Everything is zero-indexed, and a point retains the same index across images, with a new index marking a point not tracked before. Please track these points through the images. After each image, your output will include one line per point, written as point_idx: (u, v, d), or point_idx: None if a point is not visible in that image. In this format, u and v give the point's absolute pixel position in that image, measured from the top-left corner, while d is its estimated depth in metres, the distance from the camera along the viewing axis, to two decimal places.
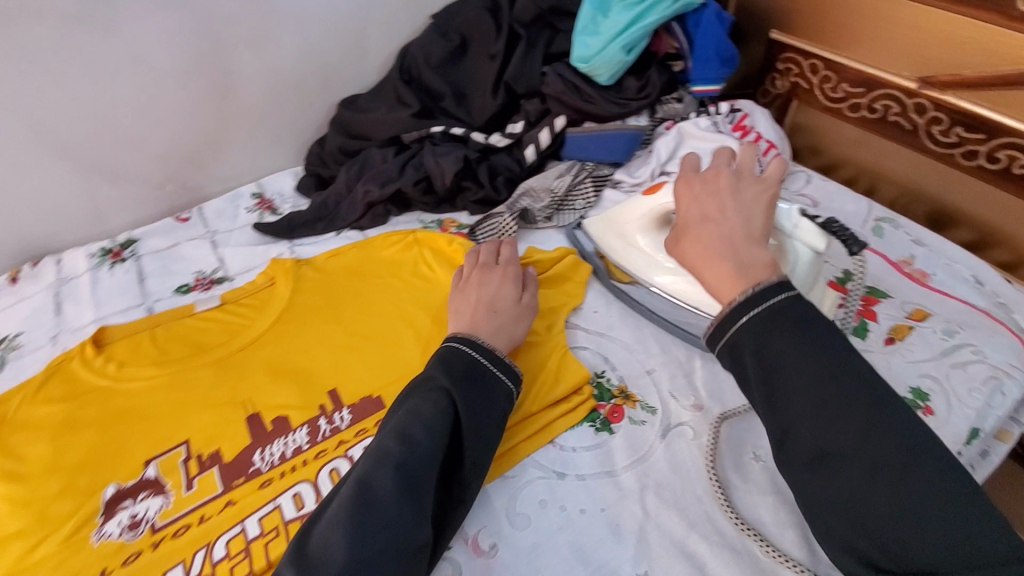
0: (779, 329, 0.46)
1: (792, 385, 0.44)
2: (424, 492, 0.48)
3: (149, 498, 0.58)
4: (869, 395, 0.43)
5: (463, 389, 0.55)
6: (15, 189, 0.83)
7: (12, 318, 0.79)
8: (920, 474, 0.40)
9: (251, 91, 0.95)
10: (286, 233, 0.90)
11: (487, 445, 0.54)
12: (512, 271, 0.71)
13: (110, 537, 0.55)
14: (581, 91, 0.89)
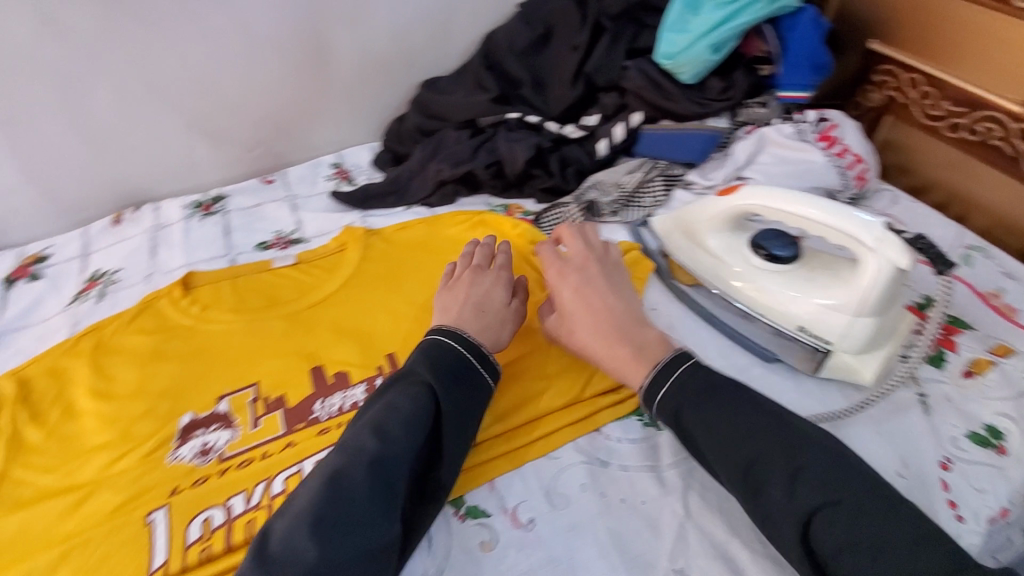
0: (689, 398, 0.54)
1: (715, 449, 0.51)
2: (397, 491, 0.48)
3: (219, 430, 0.62)
4: (781, 444, 0.49)
5: (447, 386, 0.54)
6: (127, 138, 0.91)
7: (113, 255, 0.87)
8: (846, 510, 0.45)
9: (341, 66, 1.00)
10: (360, 203, 0.94)
11: (464, 443, 0.54)
12: (503, 272, 0.69)
13: (182, 459, 0.60)
14: (663, 88, 0.88)
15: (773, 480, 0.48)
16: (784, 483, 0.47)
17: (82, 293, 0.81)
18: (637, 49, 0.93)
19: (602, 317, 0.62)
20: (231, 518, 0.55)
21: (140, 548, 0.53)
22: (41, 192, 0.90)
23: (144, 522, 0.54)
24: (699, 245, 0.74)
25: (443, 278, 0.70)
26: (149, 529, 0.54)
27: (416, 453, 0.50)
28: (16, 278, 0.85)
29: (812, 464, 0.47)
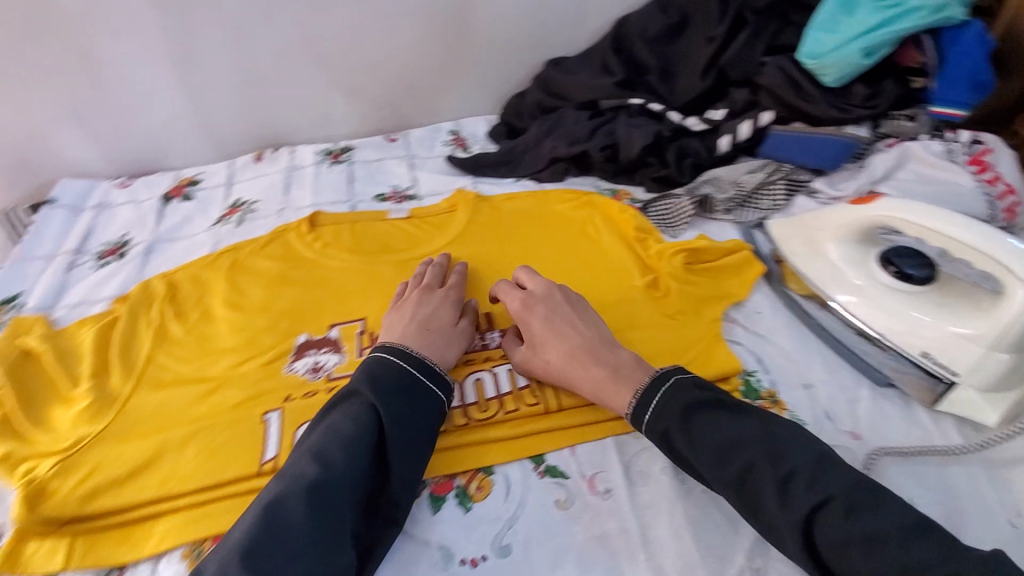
0: (672, 419, 0.53)
1: (707, 467, 0.50)
2: (345, 512, 0.47)
3: (329, 353, 0.68)
4: (766, 449, 0.49)
5: (390, 404, 0.53)
6: (276, 83, 1.00)
7: (253, 187, 0.96)
8: (842, 510, 0.44)
9: (474, 38, 1.04)
10: (473, 169, 0.97)
11: (418, 457, 0.53)
12: (453, 293, 0.68)
13: (296, 372, 0.66)
14: (801, 88, 0.84)
15: (765, 488, 0.47)
16: (775, 491, 0.47)
17: (224, 217, 0.91)
18: (778, 46, 0.89)
19: (578, 340, 0.61)
20: None
21: (256, 440, 0.59)
22: (201, 124, 1.02)
23: (260, 420, 0.61)
24: (818, 253, 0.71)
25: (393, 298, 0.70)
26: (264, 427, 0.60)
27: (362, 475, 0.49)
28: (172, 196, 0.96)
29: (797, 464, 0.47)
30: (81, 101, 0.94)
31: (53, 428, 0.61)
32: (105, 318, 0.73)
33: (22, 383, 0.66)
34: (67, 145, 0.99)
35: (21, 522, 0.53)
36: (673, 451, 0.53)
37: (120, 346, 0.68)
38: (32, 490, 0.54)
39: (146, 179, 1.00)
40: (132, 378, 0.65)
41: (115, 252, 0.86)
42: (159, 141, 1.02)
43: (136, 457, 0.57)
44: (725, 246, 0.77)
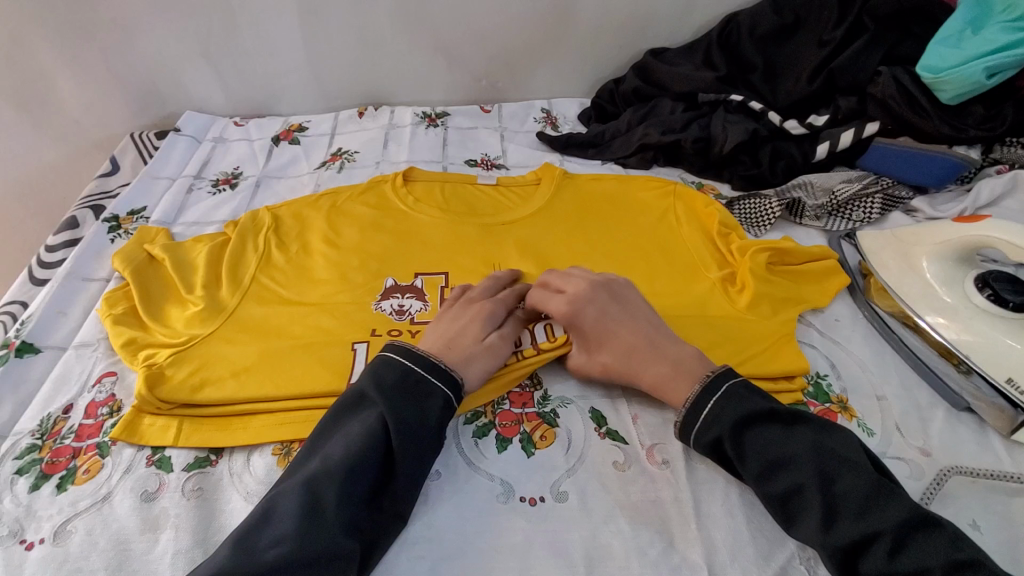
0: (721, 431, 0.53)
1: (751, 478, 0.51)
2: (350, 502, 0.47)
3: (412, 299, 0.73)
4: (816, 475, 0.48)
5: (390, 401, 0.53)
6: (386, 44, 1.06)
7: (354, 138, 1.02)
8: (885, 545, 0.45)
9: (579, 21, 1.06)
10: (562, 147, 0.99)
11: (421, 452, 0.52)
12: (493, 306, 0.64)
13: (383, 311, 0.71)
14: (916, 104, 0.81)
15: (809, 506, 0.48)
16: (819, 515, 0.47)
17: (327, 163, 0.97)
18: (896, 56, 0.86)
19: (626, 337, 0.61)
20: None
21: (345, 364, 0.64)
22: (313, 74, 1.09)
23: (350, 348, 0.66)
24: (911, 268, 0.70)
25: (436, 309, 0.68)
26: (353, 355, 0.65)
27: (365, 467, 0.49)
28: (281, 138, 1.03)
29: (847, 488, 0.47)
30: (212, 40, 1.02)
31: (168, 324, 0.68)
32: (218, 238, 0.80)
33: (148, 282, 0.73)
34: (195, 81, 1.08)
35: (141, 398, 0.60)
36: (721, 457, 0.54)
37: (229, 264, 0.75)
38: (151, 372, 0.61)
39: (258, 120, 1.08)
40: (238, 293, 0.72)
41: (228, 182, 0.94)
42: (274, 86, 1.10)
43: (239, 361, 0.64)
44: (813, 253, 0.76)
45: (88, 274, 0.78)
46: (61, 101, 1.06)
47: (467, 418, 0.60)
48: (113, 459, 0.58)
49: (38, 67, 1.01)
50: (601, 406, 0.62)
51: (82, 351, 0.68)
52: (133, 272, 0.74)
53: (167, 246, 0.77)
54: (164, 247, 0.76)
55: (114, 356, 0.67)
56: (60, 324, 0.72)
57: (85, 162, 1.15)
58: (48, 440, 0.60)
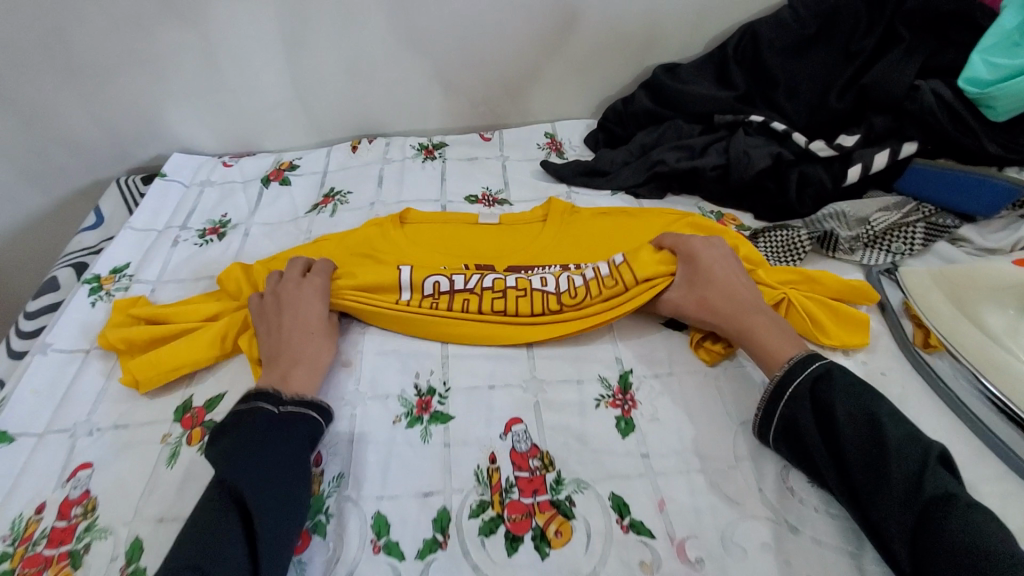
0: (831, 388, 0.55)
1: (842, 426, 0.52)
2: (221, 557, 0.46)
3: (434, 366, 0.67)
4: (910, 451, 0.49)
5: (218, 449, 0.54)
6: (378, 73, 1.00)
7: (347, 176, 0.96)
8: (961, 518, 0.45)
9: (583, 38, 0.99)
10: (568, 178, 0.91)
11: (257, 460, 0.52)
12: (322, 279, 0.69)
13: (402, 380, 0.66)
14: (964, 123, 0.73)
15: (893, 480, 0.48)
16: (906, 480, 0.48)
17: (319, 206, 0.91)
18: (930, 67, 0.77)
19: (721, 287, 0.65)
20: (454, 286, 0.70)
21: (391, 284, 0.70)
22: (303, 108, 1.03)
23: (397, 292, 0.70)
24: (971, 320, 0.62)
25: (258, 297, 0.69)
26: (398, 273, 0.70)
27: (208, 504, 0.49)
28: (271, 179, 0.97)
29: (939, 476, 0.48)
30: (196, 78, 0.98)
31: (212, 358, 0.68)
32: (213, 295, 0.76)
33: (170, 334, 0.70)
34: (180, 122, 1.03)
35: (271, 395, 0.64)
36: (815, 414, 0.54)
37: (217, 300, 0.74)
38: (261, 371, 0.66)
39: (248, 158, 1.03)
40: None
41: (215, 231, 0.89)
42: (263, 122, 1.05)
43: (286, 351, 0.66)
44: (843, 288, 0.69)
45: (65, 346, 0.73)
46: (45, 148, 1.02)
47: (472, 510, 0.54)
48: (85, 572, 0.53)
49: (20, 114, 0.97)
50: (622, 489, 0.55)
51: (59, 438, 0.63)
52: (144, 339, 0.69)
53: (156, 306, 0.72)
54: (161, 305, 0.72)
55: (91, 444, 0.63)
56: (34, 405, 0.67)
57: (73, 207, 1.11)
58: (21, 545, 0.55)
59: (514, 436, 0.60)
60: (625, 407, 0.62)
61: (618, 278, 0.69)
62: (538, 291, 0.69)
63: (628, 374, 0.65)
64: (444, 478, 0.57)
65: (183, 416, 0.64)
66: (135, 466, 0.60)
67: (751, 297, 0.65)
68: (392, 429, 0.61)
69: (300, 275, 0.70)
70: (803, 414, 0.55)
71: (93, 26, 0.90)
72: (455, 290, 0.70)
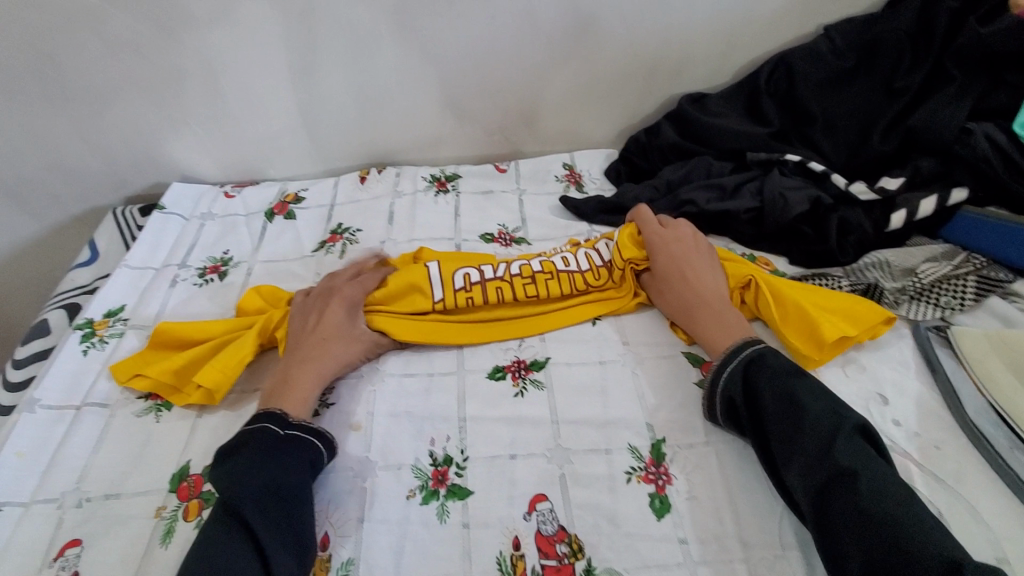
0: (756, 372, 0.58)
1: (765, 407, 0.55)
2: None
3: (450, 432, 0.62)
4: (828, 430, 0.52)
5: (223, 472, 0.53)
6: (388, 101, 0.96)
7: (355, 210, 0.91)
8: (867, 493, 0.48)
9: (605, 66, 0.94)
10: (590, 216, 0.87)
11: (266, 481, 0.52)
12: (354, 289, 0.70)
13: (417, 448, 0.61)
14: (1020, 170, 0.69)
15: (805, 453, 0.52)
16: (817, 455, 0.51)
17: (327, 244, 0.87)
18: (980, 110, 0.73)
19: (700, 268, 0.69)
20: (484, 278, 0.72)
21: (423, 284, 0.71)
22: (309, 136, 0.99)
23: (430, 295, 0.70)
24: None
25: (303, 297, 0.71)
26: (428, 273, 0.72)
27: (215, 535, 0.48)
28: (276, 212, 0.92)
29: (854, 453, 0.50)
30: (199, 106, 0.93)
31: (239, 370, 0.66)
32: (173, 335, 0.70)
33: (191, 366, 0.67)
34: (181, 150, 0.98)
35: None
36: (743, 394, 0.58)
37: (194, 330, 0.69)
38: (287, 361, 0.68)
39: (251, 188, 0.98)
40: (264, 390, 0.68)
41: (216, 270, 0.84)
42: (268, 150, 1.00)
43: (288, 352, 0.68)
44: (865, 313, 0.65)
45: (54, 401, 0.68)
46: (40, 177, 0.98)
47: None
48: None
49: (13, 143, 0.93)
50: None
51: (45, 509, 0.59)
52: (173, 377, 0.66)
53: (176, 331, 0.70)
54: (186, 324, 0.70)
55: (80, 516, 0.58)
56: (20, 470, 0.62)
57: (69, 236, 1.07)
58: None
59: (539, 516, 0.55)
60: (659, 483, 0.57)
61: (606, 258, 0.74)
62: (563, 273, 0.73)
63: (660, 443, 0.60)
64: (464, 565, 0.52)
65: (179, 486, 0.59)
66: (126, 544, 0.55)
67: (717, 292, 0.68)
68: (406, 505, 0.56)
69: (348, 278, 0.72)
70: (732, 396, 0.58)
71: (90, 52, 0.86)
72: (485, 282, 0.71)
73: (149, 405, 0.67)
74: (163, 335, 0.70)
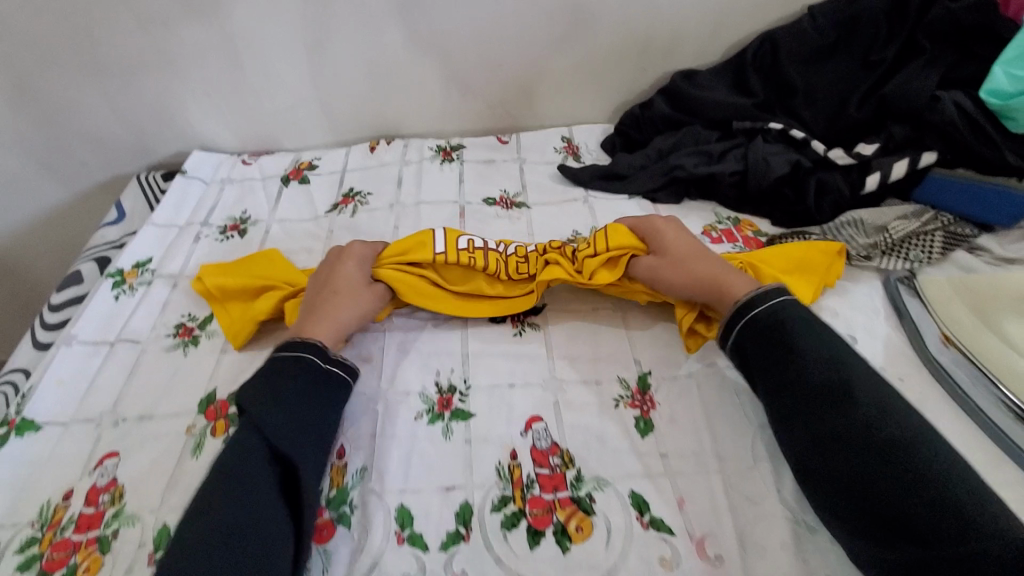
0: (795, 326, 0.57)
1: (803, 361, 0.55)
2: (267, 490, 0.50)
3: (454, 365, 0.68)
4: (869, 390, 0.52)
5: (257, 395, 0.56)
6: (397, 75, 1.01)
7: (365, 176, 0.97)
8: (916, 454, 0.48)
9: (602, 44, 1.00)
10: (585, 182, 0.92)
11: (297, 411, 0.56)
12: (366, 249, 0.74)
13: (421, 382, 0.66)
14: (984, 134, 0.74)
15: (851, 410, 0.51)
16: (863, 413, 0.51)
17: (339, 206, 0.92)
18: (951, 79, 0.79)
19: (698, 250, 0.69)
20: (486, 244, 0.75)
21: (427, 240, 0.74)
22: (322, 108, 1.05)
23: (433, 249, 0.73)
24: (988, 326, 0.65)
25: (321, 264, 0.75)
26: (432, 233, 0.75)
27: (248, 451, 0.52)
28: (291, 177, 0.98)
29: (899, 415, 0.51)
30: (219, 78, 0.99)
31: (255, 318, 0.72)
32: (252, 262, 0.79)
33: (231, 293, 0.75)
34: (201, 121, 1.04)
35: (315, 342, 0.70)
36: (779, 346, 0.57)
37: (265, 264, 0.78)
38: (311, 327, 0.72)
39: (267, 157, 1.04)
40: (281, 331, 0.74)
41: (236, 228, 0.90)
42: (284, 122, 1.06)
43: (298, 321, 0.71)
44: (816, 257, 0.71)
45: (90, 337, 0.74)
46: (68, 145, 1.04)
47: (494, 505, 0.55)
48: (113, 556, 0.54)
49: (44, 112, 0.99)
50: (642, 488, 0.56)
51: (84, 427, 0.64)
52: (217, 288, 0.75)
53: (266, 260, 0.79)
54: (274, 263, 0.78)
55: (117, 433, 0.63)
56: (60, 395, 0.68)
57: (93, 203, 1.13)
58: (50, 531, 0.56)
59: (535, 433, 0.60)
60: (644, 408, 0.63)
61: (593, 246, 0.73)
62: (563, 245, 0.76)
63: (646, 376, 0.66)
64: (467, 473, 0.57)
65: (207, 409, 0.65)
66: (160, 456, 0.61)
67: (716, 265, 0.67)
68: (414, 425, 0.62)
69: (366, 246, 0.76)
70: (767, 347, 0.57)
71: (119, 25, 0.91)
72: (485, 248, 0.74)
73: (177, 341, 0.73)
74: (255, 258, 0.80)
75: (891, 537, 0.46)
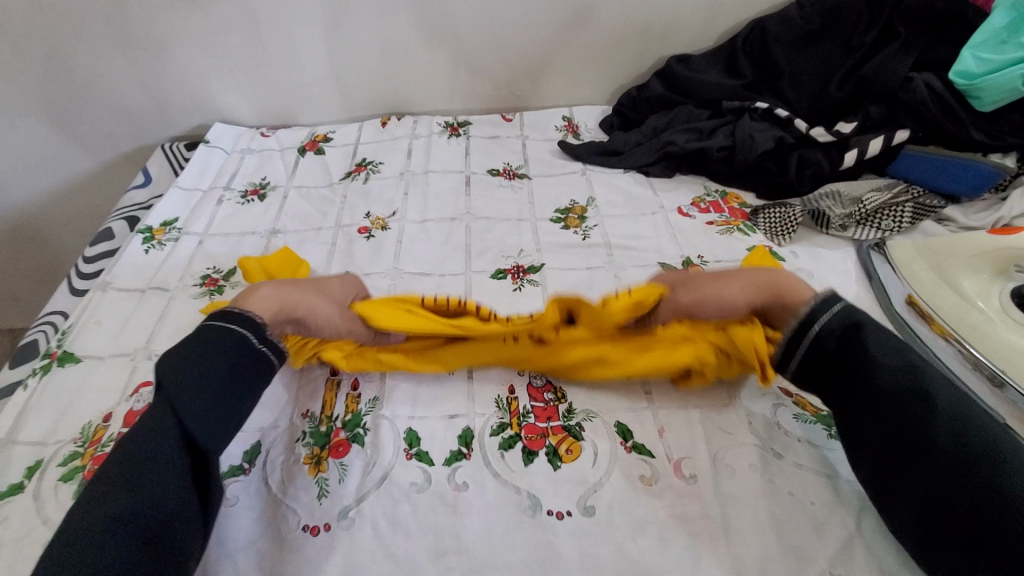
0: (866, 334, 0.55)
1: (877, 371, 0.52)
2: (179, 475, 0.48)
3: None
4: (947, 399, 0.50)
5: (175, 368, 0.52)
6: (408, 55, 1.07)
7: (377, 148, 1.03)
8: (1001, 468, 0.45)
9: (603, 29, 1.06)
10: (584, 157, 0.98)
11: (215, 392, 0.52)
12: (358, 278, 0.71)
13: None
14: (953, 111, 0.80)
15: (930, 422, 0.49)
16: (942, 423, 0.48)
17: (353, 174, 0.99)
18: (925, 63, 0.85)
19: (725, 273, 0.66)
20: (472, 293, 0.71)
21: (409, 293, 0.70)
22: (337, 85, 1.11)
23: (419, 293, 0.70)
24: (947, 282, 0.70)
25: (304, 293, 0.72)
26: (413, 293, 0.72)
27: (157, 434, 0.49)
28: (308, 148, 1.04)
29: (982, 427, 0.48)
30: (240, 54, 1.05)
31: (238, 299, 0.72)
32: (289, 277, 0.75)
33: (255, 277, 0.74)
34: (223, 95, 1.10)
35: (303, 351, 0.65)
36: (850, 356, 0.54)
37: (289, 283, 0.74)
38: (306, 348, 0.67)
39: (285, 130, 1.11)
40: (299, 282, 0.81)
41: (256, 193, 0.96)
42: (300, 97, 1.12)
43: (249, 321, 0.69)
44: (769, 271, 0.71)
45: (123, 285, 0.80)
46: (96, 115, 1.10)
47: (493, 430, 0.61)
48: None
49: (75, 83, 1.05)
50: (627, 418, 0.62)
51: (121, 361, 0.71)
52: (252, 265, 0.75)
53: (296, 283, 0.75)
54: None
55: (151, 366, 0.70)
56: (97, 334, 0.74)
57: (118, 171, 1.19)
58: (91, 447, 0.62)
59: (532, 371, 0.67)
60: None
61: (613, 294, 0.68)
62: None
63: None
64: (468, 403, 0.63)
65: None
66: None
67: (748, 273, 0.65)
68: None
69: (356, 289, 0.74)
70: (836, 356, 0.55)
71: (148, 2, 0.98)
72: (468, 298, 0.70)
73: (204, 290, 0.79)
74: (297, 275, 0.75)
75: (976, 559, 0.44)
